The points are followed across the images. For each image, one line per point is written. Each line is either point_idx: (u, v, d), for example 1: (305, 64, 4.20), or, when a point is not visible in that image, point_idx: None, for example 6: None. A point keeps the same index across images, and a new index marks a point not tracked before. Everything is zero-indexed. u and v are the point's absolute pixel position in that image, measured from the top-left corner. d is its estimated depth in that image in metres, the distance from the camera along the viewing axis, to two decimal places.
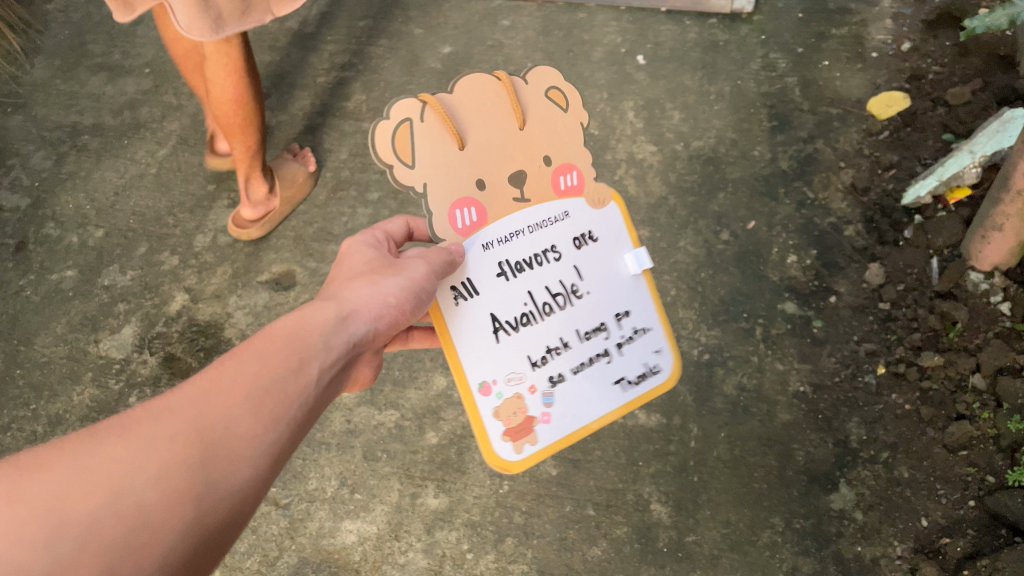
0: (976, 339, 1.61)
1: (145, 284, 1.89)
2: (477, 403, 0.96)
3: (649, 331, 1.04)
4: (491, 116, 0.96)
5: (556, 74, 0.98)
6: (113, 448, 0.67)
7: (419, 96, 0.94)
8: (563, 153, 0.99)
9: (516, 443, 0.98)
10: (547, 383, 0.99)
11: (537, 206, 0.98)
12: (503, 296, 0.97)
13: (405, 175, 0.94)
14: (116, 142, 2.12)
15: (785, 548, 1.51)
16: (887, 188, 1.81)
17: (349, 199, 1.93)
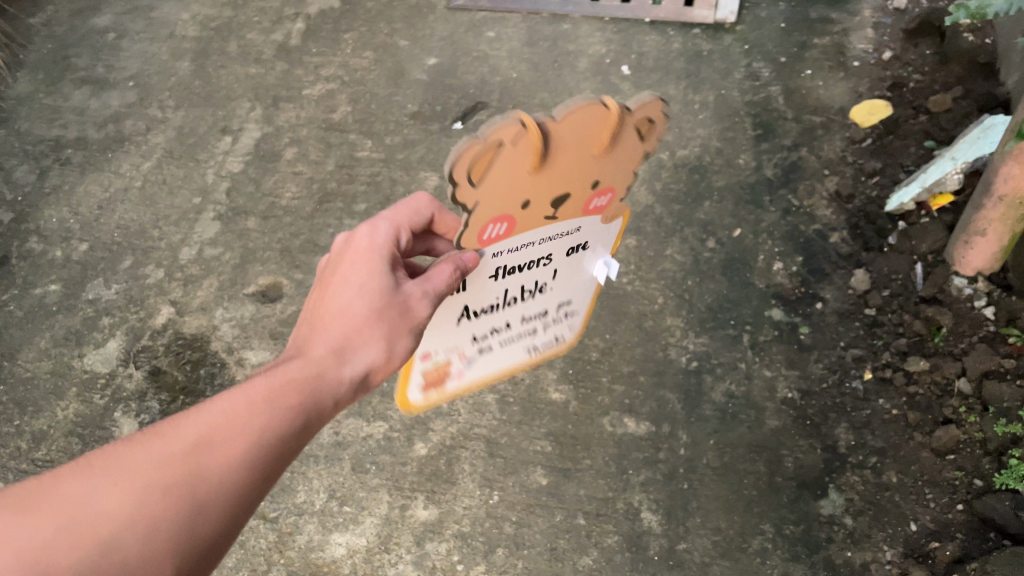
0: (961, 344, 1.62)
1: (130, 297, 1.87)
2: (414, 364, 1.06)
3: (575, 316, 1.18)
4: (577, 142, 0.85)
5: (658, 107, 0.87)
6: (103, 494, 0.77)
7: (519, 119, 0.78)
8: (612, 180, 0.94)
9: (426, 392, 1.10)
10: (475, 351, 1.10)
11: (560, 222, 0.95)
12: (482, 293, 1.02)
13: (463, 193, 0.82)
14: (100, 155, 2.11)
15: (776, 555, 1.51)
16: (871, 195, 1.83)
17: (336, 211, 1.93)
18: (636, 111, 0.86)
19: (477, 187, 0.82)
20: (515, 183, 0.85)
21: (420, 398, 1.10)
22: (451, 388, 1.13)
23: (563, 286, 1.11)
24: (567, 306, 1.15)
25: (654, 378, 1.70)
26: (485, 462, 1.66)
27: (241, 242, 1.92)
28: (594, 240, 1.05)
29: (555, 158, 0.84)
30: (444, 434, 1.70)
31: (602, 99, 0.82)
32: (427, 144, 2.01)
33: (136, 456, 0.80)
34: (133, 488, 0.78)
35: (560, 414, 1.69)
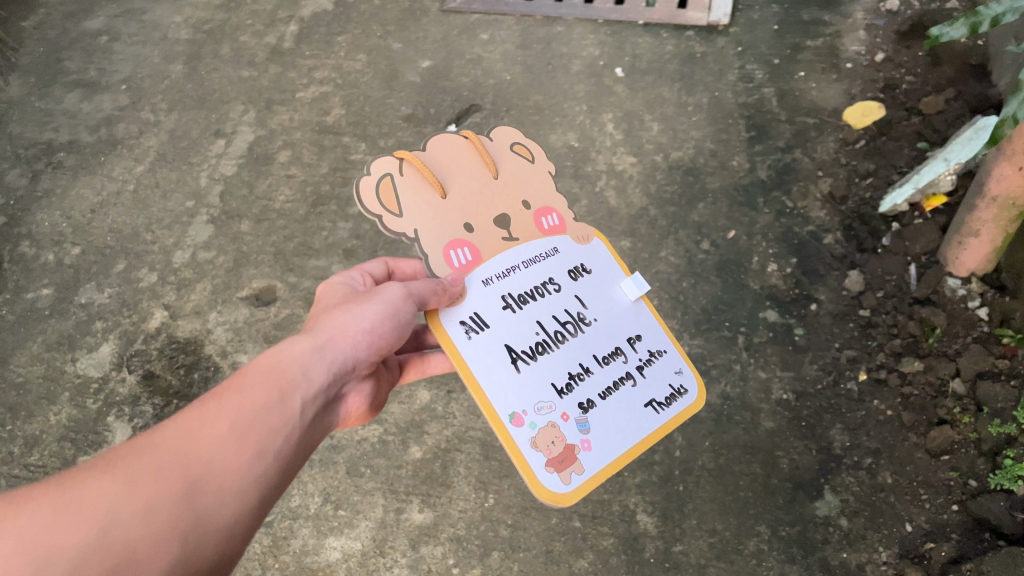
0: (955, 344, 1.62)
1: (123, 301, 1.87)
2: (511, 435, 0.97)
3: (665, 353, 1.09)
4: (463, 168, 1.10)
5: (515, 132, 1.14)
6: (101, 482, 0.76)
7: (396, 155, 1.08)
8: (538, 198, 1.11)
9: (562, 473, 0.97)
10: (579, 411, 1.01)
11: (526, 243, 1.07)
12: (515, 329, 1.02)
13: (394, 224, 1.05)
14: (93, 158, 2.11)
15: (772, 556, 1.51)
16: (865, 197, 1.83)
17: (330, 214, 1.92)
18: (506, 142, 1.13)
19: (401, 217, 1.06)
20: (438, 211, 1.06)
21: (561, 484, 0.96)
22: (586, 472, 0.98)
23: (612, 319, 1.08)
24: (643, 343, 1.08)
25: None
26: (480, 464, 1.65)
27: (235, 245, 1.91)
28: (594, 264, 1.10)
29: (457, 183, 1.09)
30: (438, 437, 1.69)
31: (460, 134, 1.12)
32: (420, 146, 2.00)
33: (145, 451, 0.80)
34: (146, 477, 0.78)
35: None
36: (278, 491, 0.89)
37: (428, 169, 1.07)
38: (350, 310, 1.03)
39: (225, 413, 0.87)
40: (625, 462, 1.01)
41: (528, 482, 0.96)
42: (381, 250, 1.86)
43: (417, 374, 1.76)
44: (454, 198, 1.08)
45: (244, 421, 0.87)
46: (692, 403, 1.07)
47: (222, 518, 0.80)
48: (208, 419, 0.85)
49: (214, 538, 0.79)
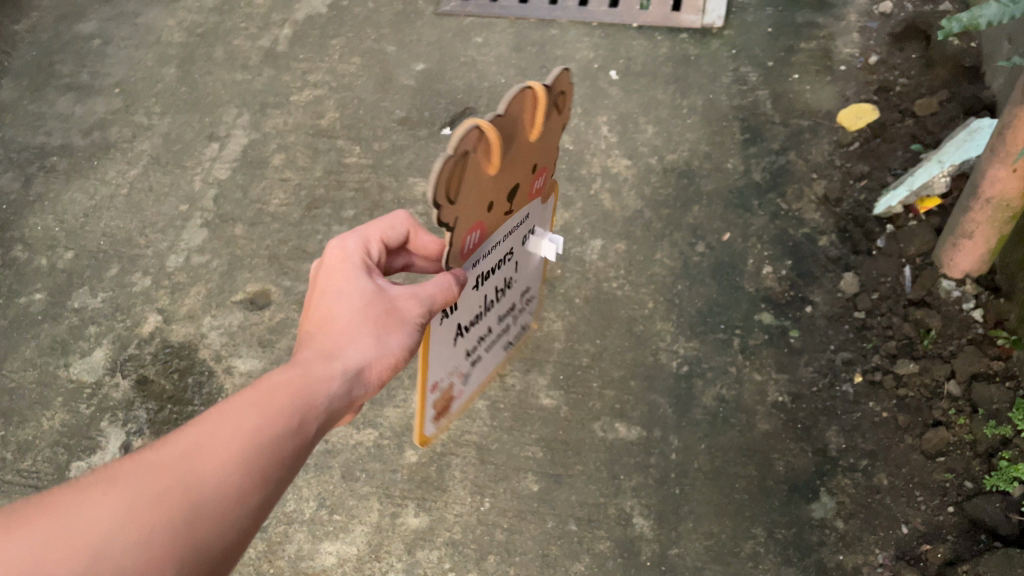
0: (949, 346, 1.63)
1: (116, 305, 1.86)
2: (425, 400, 1.03)
3: (531, 296, 1.24)
4: (522, 138, 0.86)
5: (571, 81, 0.90)
6: (97, 505, 0.72)
7: (479, 124, 0.76)
8: (544, 158, 0.96)
9: (436, 420, 1.09)
10: (468, 364, 1.12)
11: (514, 215, 0.97)
12: (468, 306, 1.02)
13: (448, 215, 0.80)
14: (86, 162, 2.10)
15: (768, 559, 1.50)
16: (859, 198, 1.83)
17: (324, 217, 1.92)
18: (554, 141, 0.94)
19: (455, 206, 0.80)
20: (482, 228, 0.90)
21: (431, 428, 1.08)
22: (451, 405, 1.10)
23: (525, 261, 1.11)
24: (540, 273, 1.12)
25: (645, 382, 1.70)
26: (476, 468, 1.65)
27: (229, 249, 1.90)
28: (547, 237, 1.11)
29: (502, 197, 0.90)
30: (434, 441, 1.69)
31: (528, 83, 0.83)
32: (415, 149, 2.00)
33: (148, 474, 0.76)
34: (143, 503, 0.74)
35: (551, 419, 1.68)
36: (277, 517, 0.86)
37: (500, 146, 0.81)
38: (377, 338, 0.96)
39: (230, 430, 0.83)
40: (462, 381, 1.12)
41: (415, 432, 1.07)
42: None
43: (413, 378, 1.76)
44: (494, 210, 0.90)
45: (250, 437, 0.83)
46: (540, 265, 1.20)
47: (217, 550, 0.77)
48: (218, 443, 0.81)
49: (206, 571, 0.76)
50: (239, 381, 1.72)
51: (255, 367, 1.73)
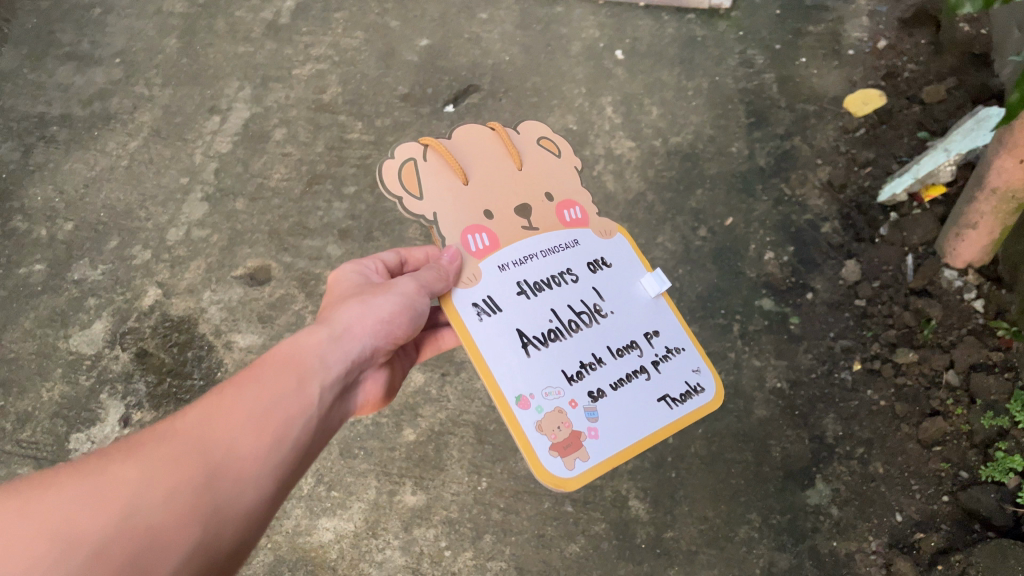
0: (950, 336, 1.63)
1: (116, 277, 1.86)
2: (517, 416, 0.96)
3: (682, 351, 1.09)
4: (490, 157, 1.10)
5: (544, 126, 1.15)
6: (121, 468, 0.77)
7: (421, 141, 1.08)
8: (562, 191, 1.12)
9: (566, 459, 0.96)
10: (588, 399, 1.00)
11: (546, 234, 1.08)
12: (528, 314, 1.02)
13: (414, 206, 1.05)
14: (86, 133, 2.09)
15: (762, 544, 1.53)
16: (863, 185, 1.82)
17: (325, 193, 1.91)
18: (533, 137, 1.13)
19: (422, 200, 1.06)
20: (457, 196, 1.07)
21: (566, 469, 0.95)
22: (591, 459, 0.97)
23: (627, 312, 1.08)
24: (660, 339, 1.08)
25: None
26: (473, 448, 1.65)
27: (229, 223, 1.90)
28: (614, 259, 1.11)
29: (477, 170, 1.09)
30: (432, 421, 1.69)
31: (488, 125, 1.12)
32: (417, 127, 1.99)
33: (166, 438, 0.81)
34: (168, 466, 0.78)
35: None
36: (295, 477, 0.90)
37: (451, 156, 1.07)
38: (364, 304, 1.05)
39: (243, 399, 0.88)
40: (635, 452, 1.00)
41: (532, 468, 0.95)
42: (375, 231, 1.85)
43: None
44: (477, 186, 1.08)
45: (263, 409, 0.88)
46: (710, 401, 1.07)
47: (242, 508, 0.81)
48: (229, 405, 0.87)
49: (235, 527, 0.80)
50: (238, 356, 1.73)
51: (255, 343, 1.74)
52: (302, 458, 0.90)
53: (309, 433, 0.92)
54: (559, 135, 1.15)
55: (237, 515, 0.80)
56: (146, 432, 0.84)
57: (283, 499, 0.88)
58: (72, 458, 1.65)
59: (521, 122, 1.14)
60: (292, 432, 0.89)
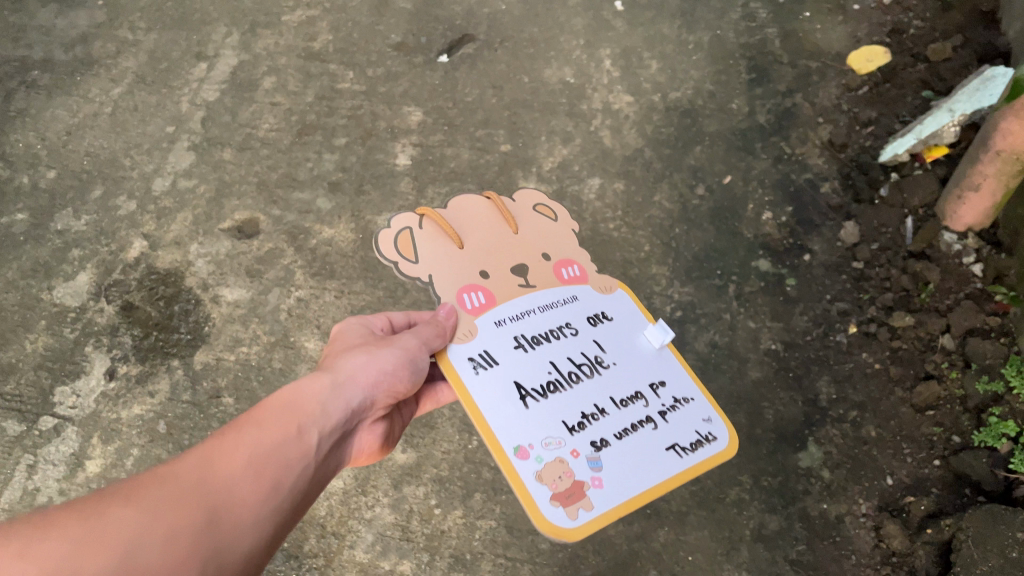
0: (946, 300, 1.61)
1: (100, 229, 1.82)
2: (515, 466, 0.90)
3: (692, 401, 0.99)
4: (485, 222, 1.10)
5: (539, 194, 1.16)
6: (125, 508, 0.73)
7: (417, 211, 1.10)
8: (561, 251, 1.10)
9: (568, 509, 0.87)
10: (591, 449, 0.92)
11: (543, 290, 1.05)
12: (526, 366, 0.98)
13: (409, 270, 1.05)
14: (68, 79, 2.03)
15: (753, 505, 1.52)
16: (864, 145, 1.79)
17: (315, 144, 1.88)
18: (528, 204, 1.14)
19: (418, 263, 1.06)
20: (453, 259, 1.06)
21: (567, 519, 0.87)
22: (596, 508, 0.88)
23: (630, 363, 1.01)
24: (667, 388, 0.99)
25: None
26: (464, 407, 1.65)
27: (217, 174, 1.86)
28: (617, 313, 1.06)
29: (472, 236, 1.09)
30: None
31: (482, 194, 1.13)
32: (411, 78, 1.95)
33: (167, 479, 0.79)
34: (171, 506, 0.75)
35: None
36: (290, 525, 0.89)
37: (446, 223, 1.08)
38: (369, 355, 1.05)
39: (247, 444, 0.87)
40: (642, 502, 0.90)
41: (530, 517, 0.87)
42: (367, 183, 1.82)
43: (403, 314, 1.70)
44: (472, 249, 1.07)
45: (262, 454, 0.87)
46: (725, 449, 0.96)
47: (241, 551, 0.79)
48: (230, 449, 0.86)
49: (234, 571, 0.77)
50: (226, 311, 1.71)
51: (243, 298, 1.72)
52: (297, 506, 0.89)
53: (303, 483, 0.91)
54: (556, 202, 1.16)
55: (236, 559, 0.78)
56: (144, 472, 0.80)
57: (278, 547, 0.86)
58: (57, 412, 1.64)
59: (516, 191, 1.15)
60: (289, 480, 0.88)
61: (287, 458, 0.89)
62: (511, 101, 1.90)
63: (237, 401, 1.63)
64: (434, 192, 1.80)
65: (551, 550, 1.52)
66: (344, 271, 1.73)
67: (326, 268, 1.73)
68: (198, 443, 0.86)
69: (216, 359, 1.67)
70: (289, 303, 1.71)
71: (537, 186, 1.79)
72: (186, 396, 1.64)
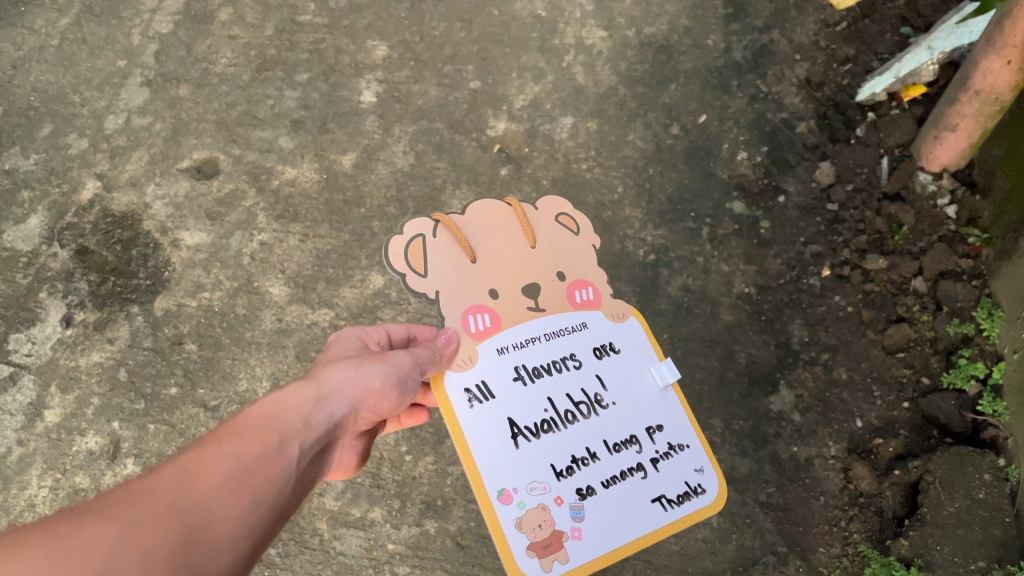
0: (920, 242, 1.60)
1: (51, 169, 1.75)
2: (496, 512, 0.90)
3: (688, 447, 0.98)
4: (502, 234, 1.02)
5: (565, 202, 1.05)
6: (97, 527, 0.69)
7: (432, 216, 1.01)
8: (578, 270, 1.03)
9: (543, 560, 0.89)
10: (576, 496, 0.92)
11: (553, 315, 0.99)
12: (523, 402, 0.94)
13: (416, 283, 0.98)
14: (10, 8, 1.93)
15: (724, 449, 1.54)
16: (842, 83, 1.75)
17: (276, 80, 1.81)
18: (551, 211, 1.04)
19: (426, 278, 0.99)
20: (463, 274, 0.99)
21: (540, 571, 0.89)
22: (571, 562, 0.90)
23: (635, 404, 0.98)
24: (664, 434, 0.98)
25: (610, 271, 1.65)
26: None
27: (173, 111, 1.78)
28: (624, 344, 1.01)
29: (488, 249, 1.01)
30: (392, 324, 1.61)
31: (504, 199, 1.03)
32: (375, 9, 1.87)
33: (143, 494, 0.75)
34: (146, 523, 0.71)
35: None
36: (273, 541, 0.84)
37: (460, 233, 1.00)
38: (356, 368, 1.01)
39: (227, 457, 0.83)
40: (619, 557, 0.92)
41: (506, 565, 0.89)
42: (330, 121, 1.77)
43: (370, 259, 1.65)
44: (485, 263, 1.00)
45: (244, 466, 0.83)
46: (711, 503, 0.97)
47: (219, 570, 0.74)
48: (210, 461, 0.82)
49: None
50: (187, 256, 1.67)
51: (204, 242, 1.68)
52: (280, 521, 0.85)
53: (286, 497, 0.87)
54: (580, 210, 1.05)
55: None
56: (119, 487, 0.77)
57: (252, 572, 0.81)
58: (11, 359, 1.63)
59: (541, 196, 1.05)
60: (270, 494, 0.84)
61: (270, 471, 0.85)
62: (480, 35, 1.84)
63: (201, 348, 1.61)
64: (401, 132, 1.75)
65: None
66: (309, 214, 1.69)
67: (289, 209, 1.69)
68: (177, 455, 0.82)
69: (176, 306, 1.64)
70: (252, 247, 1.67)
71: (507, 126, 1.75)
72: (148, 343, 1.62)
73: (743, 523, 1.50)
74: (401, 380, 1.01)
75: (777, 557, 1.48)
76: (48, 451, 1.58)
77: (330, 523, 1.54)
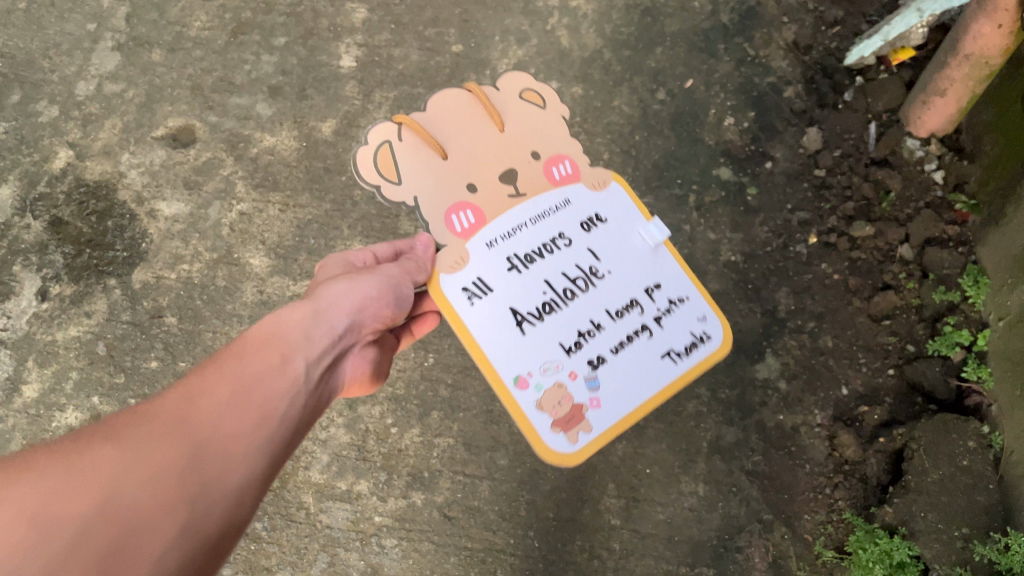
0: (907, 209, 1.59)
1: (22, 137, 1.70)
2: (515, 398, 0.94)
3: (688, 299, 1.01)
4: (468, 123, 1.04)
5: (525, 78, 1.07)
6: (102, 452, 0.74)
7: (393, 120, 1.03)
8: (551, 147, 1.05)
9: (569, 434, 0.94)
10: (589, 369, 0.96)
11: (535, 197, 1.02)
12: (519, 290, 0.98)
13: (394, 191, 1.02)
14: None
15: (710, 418, 1.53)
16: (830, 47, 1.73)
17: (253, 44, 1.76)
18: (514, 90, 1.07)
19: (401, 183, 1.02)
20: (437, 173, 1.02)
21: (568, 444, 0.94)
22: (596, 430, 0.95)
23: (627, 268, 1.01)
24: (664, 292, 1.01)
25: None
26: None
27: (146, 77, 1.74)
28: (609, 212, 1.04)
29: (456, 142, 1.03)
30: None
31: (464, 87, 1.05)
32: None
33: (148, 420, 0.80)
34: (150, 447, 0.76)
35: None
36: (282, 460, 0.89)
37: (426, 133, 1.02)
38: (351, 283, 1.04)
39: (228, 380, 0.88)
40: (645, 413, 0.96)
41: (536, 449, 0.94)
42: (309, 87, 1.73)
43: (353, 230, 1.62)
44: (456, 156, 1.03)
45: (244, 389, 0.88)
46: (719, 349, 1.00)
47: (227, 487, 0.79)
48: (210, 388, 0.86)
49: (222, 513, 0.77)
50: (164, 227, 1.64)
51: (181, 212, 1.64)
52: (287, 434, 0.90)
53: (290, 413, 0.92)
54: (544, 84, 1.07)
55: (224, 498, 0.78)
56: (126, 413, 0.82)
57: (272, 482, 0.87)
58: None
59: (499, 78, 1.07)
60: (273, 415, 0.89)
61: (269, 393, 0.90)
62: None
63: (181, 321, 1.59)
64: (382, 98, 1.71)
65: (510, 466, 1.52)
66: (288, 182, 1.66)
67: (269, 178, 1.66)
68: (181, 382, 0.87)
69: (155, 278, 1.61)
70: (231, 217, 1.64)
71: None
72: (126, 317, 1.59)
73: (730, 492, 1.49)
74: (396, 288, 1.04)
75: (763, 525, 1.48)
76: (27, 428, 1.55)
77: (316, 496, 1.52)
